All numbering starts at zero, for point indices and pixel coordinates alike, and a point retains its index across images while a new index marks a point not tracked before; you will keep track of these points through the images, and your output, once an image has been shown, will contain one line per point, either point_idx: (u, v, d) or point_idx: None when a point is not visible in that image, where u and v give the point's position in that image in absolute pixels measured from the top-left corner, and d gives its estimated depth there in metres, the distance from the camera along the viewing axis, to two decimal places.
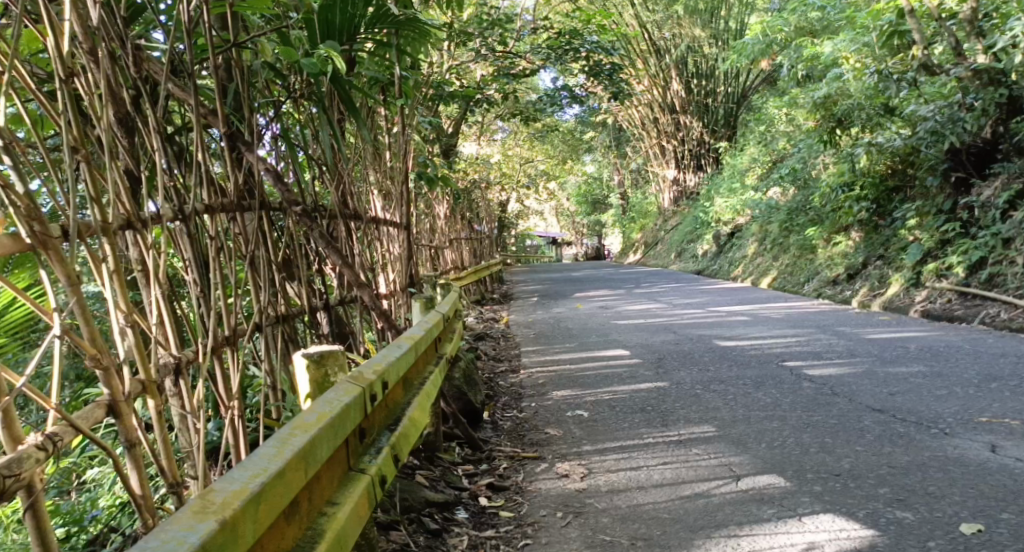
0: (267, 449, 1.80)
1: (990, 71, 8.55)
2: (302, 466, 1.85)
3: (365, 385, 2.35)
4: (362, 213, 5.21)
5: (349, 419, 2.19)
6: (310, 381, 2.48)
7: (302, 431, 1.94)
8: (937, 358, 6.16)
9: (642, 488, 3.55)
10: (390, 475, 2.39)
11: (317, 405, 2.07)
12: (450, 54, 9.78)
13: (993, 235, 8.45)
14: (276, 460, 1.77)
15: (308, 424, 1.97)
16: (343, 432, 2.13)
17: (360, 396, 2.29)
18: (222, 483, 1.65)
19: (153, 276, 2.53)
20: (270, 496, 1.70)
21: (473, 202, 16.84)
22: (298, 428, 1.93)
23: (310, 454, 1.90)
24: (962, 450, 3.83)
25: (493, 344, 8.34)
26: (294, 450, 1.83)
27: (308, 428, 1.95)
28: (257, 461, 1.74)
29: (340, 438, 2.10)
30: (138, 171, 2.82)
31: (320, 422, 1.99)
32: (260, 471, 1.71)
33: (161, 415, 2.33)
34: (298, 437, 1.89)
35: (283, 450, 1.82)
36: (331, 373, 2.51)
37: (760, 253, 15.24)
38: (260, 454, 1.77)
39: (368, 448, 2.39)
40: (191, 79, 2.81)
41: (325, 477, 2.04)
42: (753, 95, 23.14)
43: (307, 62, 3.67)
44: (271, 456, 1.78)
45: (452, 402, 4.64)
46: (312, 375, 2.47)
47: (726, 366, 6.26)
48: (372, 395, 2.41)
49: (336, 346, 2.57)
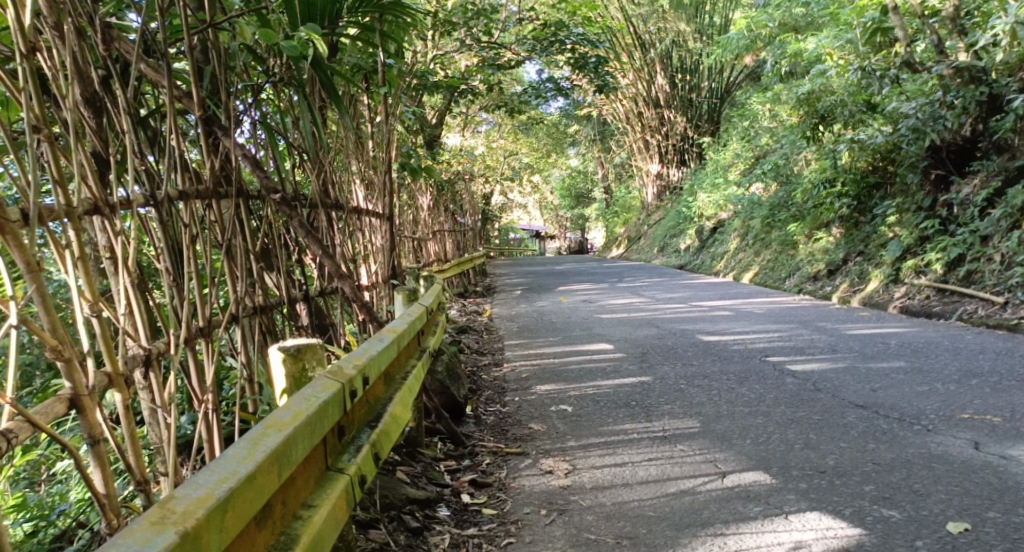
0: (236, 451, 1.72)
1: (971, 68, 8.54)
2: (274, 468, 1.78)
3: (345, 381, 2.27)
4: (343, 203, 5.13)
5: (327, 417, 2.11)
6: (287, 375, 2.40)
7: (275, 430, 1.86)
8: (917, 354, 6.15)
9: (627, 485, 3.50)
10: (370, 473, 2.31)
11: (293, 402, 2.00)
12: (435, 44, 9.71)
13: (972, 232, 8.47)
14: (246, 463, 1.69)
15: (282, 423, 1.89)
16: (321, 431, 2.05)
17: (339, 392, 2.21)
18: (185, 489, 1.57)
19: (122, 264, 2.47)
20: (238, 503, 1.63)
21: (455, 194, 16.69)
22: (271, 428, 1.85)
23: (284, 455, 1.82)
24: (945, 447, 3.81)
25: (476, 338, 8.26)
26: (265, 452, 1.76)
27: (283, 427, 1.87)
28: (225, 465, 1.66)
29: (317, 437, 2.02)
30: (107, 153, 2.76)
31: (296, 421, 1.92)
32: (227, 476, 1.63)
33: (129, 409, 2.27)
34: (270, 437, 1.81)
35: (254, 452, 1.75)
36: (308, 367, 2.44)
37: (742, 249, 15.25)
38: (229, 456, 1.69)
39: (347, 446, 2.31)
40: (164, 60, 2.75)
41: (300, 478, 1.97)
42: (737, 90, 23.20)
43: (287, 44, 3.59)
44: (241, 459, 1.70)
45: (435, 396, 4.58)
46: (289, 370, 2.39)
47: (709, 361, 6.22)
48: (352, 391, 2.33)
49: (314, 339, 2.49)
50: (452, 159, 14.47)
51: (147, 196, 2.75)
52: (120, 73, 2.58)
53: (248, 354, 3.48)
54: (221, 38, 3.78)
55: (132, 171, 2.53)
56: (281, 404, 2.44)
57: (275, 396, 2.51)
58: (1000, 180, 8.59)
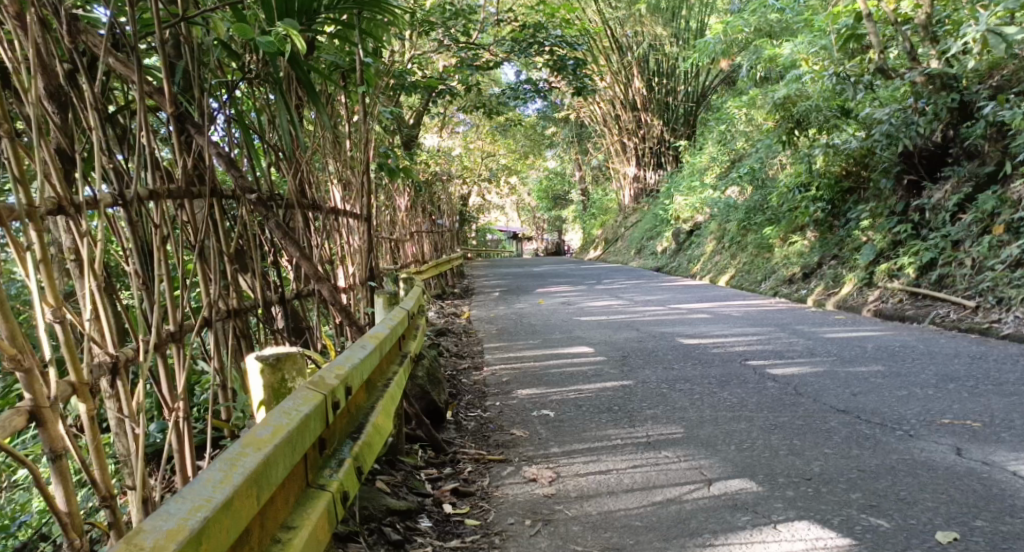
0: (212, 474, 1.64)
1: (942, 75, 8.60)
2: (253, 492, 1.69)
3: (327, 392, 2.18)
4: (321, 203, 5.03)
5: (309, 431, 2.03)
6: (265, 386, 2.31)
7: (254, 449, 1.77)
8: (894, 358, 6.15)
9: (613, 493, 3.44)
10: (353, 488, 2.23)
11: (273, 417, 1.91)
12: (411, 44, 9.60)
13: (944, 237, 8.50)
14: (222, 488, 1.61)
15: (261, 440, 1.81)
16: (302, 447, 1.97)
17: (321, 404, 2.14)
18: (155, 519, 1.48)
19: (88, 266, 2.38)
20: (214, 531, 1.54)
21: (433, 195, 16.56)
22: (249, 446, 1.77)
23: (263, 477, 1.74)
24: (929, 453, 3.78)
25: (455, 340, 8.18)
26: (243, 474, 1.67)
27: (262, 445, 1.79)
28: (201, 490, 1.58)
29: (298, 453, 1.94)
30: (73, 150, 2.67)
31: (276, 438, 1.83)
32: (202, 503, 1.54)
33: (93, 420, 2.18)
34: (249, 458, 1.73)
35: (231, 475, 1.66)
36: (288, 377, 2.34)
37: (718, 251, 15.27)
38: (203, 480, 1.60)
39: (329, 460, 2.23)
40: (134, 55, 2.69)
41: (280, 498, 1.88)
42: (712, 94, 23.33)
43: (263, 39, 3.51)
44: (217, 483, 1.61)
45: (415, 402, 4.50)
46: (267, 380, 2.30)
47: (689, 364, 6.18)
48: (334, 402, 2.25)
49: (294, 348, 2.40)
50: (430, 159, 14.35)
51: (115, 195, 2.67)
52: (88, 68, 2.51)
53: (222, 357, 3.38)
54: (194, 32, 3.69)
55: (98, 170, 2.45)
56: (258, 415, 2.34)
57: (252, 405, 2.42)
58: (971, 186, 8.65)
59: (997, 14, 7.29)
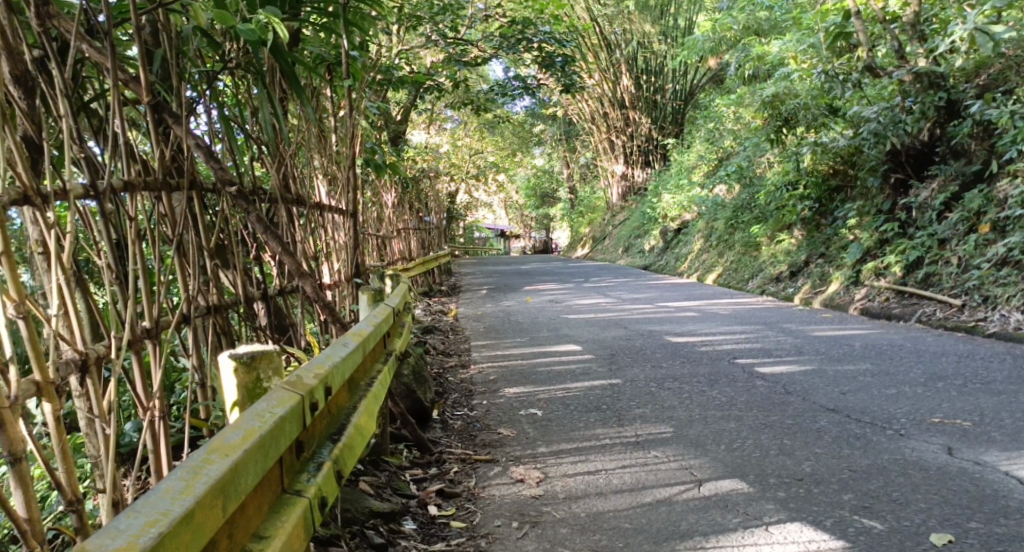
0: (171, 485, 1.55)
1: (930, 74, 8.51)
2: (217, 502, 1.61)
3: (304, 392, 2.10)
4: (304, 197, 4.95)
5: (284, 434, 1.95)
6: (238, 386, 2.21)
7: (220, 456, 1.69)
8: (882, 356, 6.11)
9: (602, 494, 3.38)
10: (332, 493, 2.15)
11: (244, 419, 1.83)
12: (399, 39, 9.50)
13: (931, 236, 8.47)
14: (182, 500, 1.52)
15: (229, 447, 1.73)
16: (276, 451, 1.89)
17: (298, 406, 2.05)
18: (103, 537, 1.39)
19: (56, 257, 2.34)
20: (171, 548, 1.45)
21: (421, 191, 16.47)
22: (215, 453, 1.69)
23: (229, 485, 1.66)
24: (919, 453, 3.73)
25: (441, 338, 8.10)
26: (206, 484, 1.59)
27: (229, 452, 1.71)
28: (158, 502, 1.49)
29: (271, 458, 1.86)
30: (39, 137, 2.65)
31: (244, 444, 1.75)
32: (157, 518, 1.46)
33: (60, 420, 2.14)
34: (214, 465, 1.65)
35: (193, 485, 1.57)
36: (263, 377, 2.25)
37: (705, 250, 15.23)
38: (161, 492, 1.52)
39: (307, 463, 2.15)
40: (109, 43, 2.68)
41: (250, 507, 1.80)
42: (700, 93, 23.35)
43: (244, 28, 3.46)
44: (177, 495, 1.53)
45: (401, 401, 4.42)
46: (241, 380, 2.20)
47: (678, 363, 6.12)
48: (312, 403, 2.17)
49: (270, 346, 2.30)
50: (417, 156, 14.29)
51: (87, 186, 2.63)
52: (56, 53, 2.50)
53: (200, 353, 3.32)
54: (172, 20, 3.63)
55: (65, 159, 2.44)
56: (231, 416, 2.24)
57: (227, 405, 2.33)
58: (957, 185, 8.64)
59: (984, 13, 7.26)
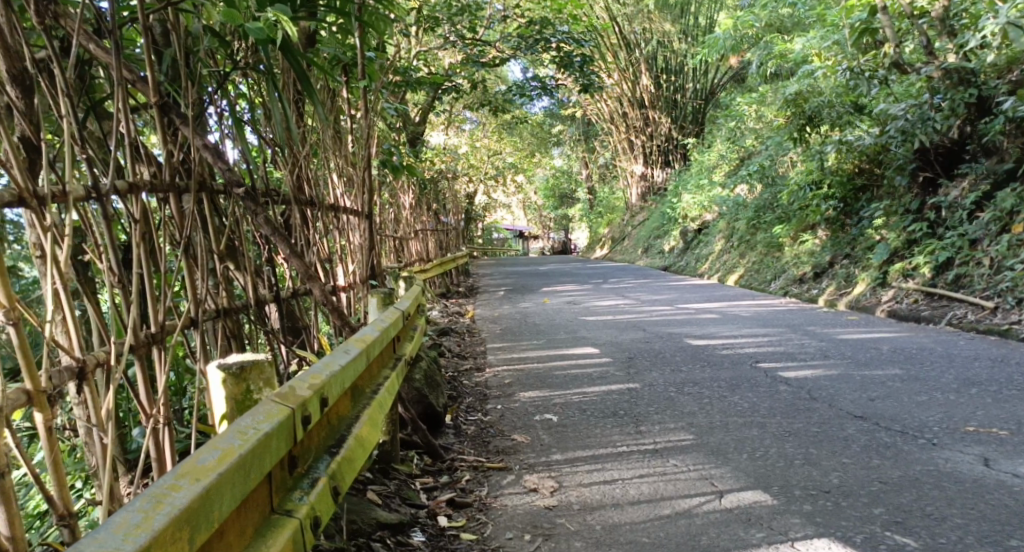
0: (128, 517, 1.42)
1: (960, 70, 8.34)
2: (181, 534, 1.48)
3: (296, 406, 1.99)
4: (318, 200, 4.85)
5: (269, 453, 1.83)
6: (227, 398, 2.11)
7: (190, 482, 1.57)
8: (912, 361, 5.93)
9: (618, 505, 3.25)
10: (327, 513, 2.04)
11: (221, 441, 1.71)
12: (416, 40, 9.43)
13: (961, 236, 8.26)
14: (138, 534, 1.39)
15: (202, 470, 1.61)
16: (259, 472, 1.77)
17: (288, 421, 1.94)
18: None
19: (53, 264, 2.23)
20: None
21: (438, 192, 16.39)
22: (185, 478, 1.56)
23: (198, 514, 1.53)
24: (954, 464, 3.56)
25: (457, 340, 7.99)
26: (168, 515, 1.46)
27: (201, 476, 1.58)
28: (108, 538, 1.36)
29: (252, 480, 1.74)
30: (37, 138, 2.54)
31: (218, 468, 1.63)
32: None
33: (53, 431, 2.03)
34: (181, 493, 1.52)
35: (152, 517, 1.44)
36: (253, 389, 2.14)
37: (727, 250, 15.03)
38: (115, 525, 1.39)
39: (301, 480, 2.04)
40: (114, 38, 2.60)
41: (228, 536, 1.68)
42: (721, 92, 23.10)
43: (253, 26, 3.36)
44: (133, 528, 1.40)
45: (411, 406, 4.32)
46: (229, 392, 2.10)
47: (698, 367, 5.98)
48: (306, 416, 2.06)
49: (262, 355, 2.19)
50: (435, 157, 14.23)
51: (88, 189, 2.52)
52: (58, 51, 2.41)
53: (209, 356, 3.24)
54: (182, 20, 3.54)
55: (66, 161, 2.34)
56: (220, 430, 2.13)
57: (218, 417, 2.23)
58: (989, 184, 8.42)
59: (1017, 6, 7.04)
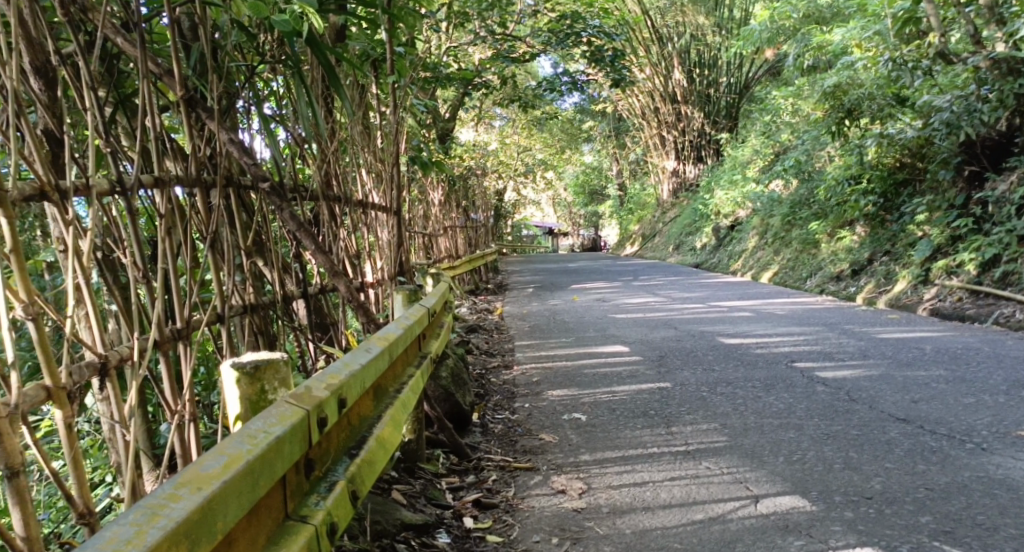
0: (120, 530, 1.33)
1: (1009, 60, 8.12)
2: (180, 545, 1.39)
3: (311, 407, 1.93)
4: (348, 196, 4.78)
5: (281, 457, 1.77)
6: (241, 398, 2.05)
7: (192, 490, 1.49)
8: (957, 361, 5.74)
9: (649, 509, 3.16)
10: (345, 518, 1.98)
11: (226, 448, 1.64)
12: (448, 36, 9.40)
13: (1008, 232, 8.04)
14: (132, 547, 1.30)
15: (205, 478, 1.53)
16: (269, 478, 1.70)
17: (303, 424, 1.88)
18: None
19: (76, 258, 2.13)
20: None
21: (468, 189, 16.36)
22: (185, 487, 1.48)
23: (198, 526, 1.45)
24: (1006, 471, 3.41)
25: (485, 337, 7.92)
26: (165, 526, 1.37)
27: (203, 485, 1.50)
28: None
29: (261, 488, 1.67)
30: (60, 132, 2.47)
31: (221, 475, 1.55)
32: None
33: (72, 428, 1.92)
34: (181, 503, 1.44)
35: (148, 529, 1.36)
36: (269, 389, 2.07)
37: (761, 247, 14.82)
38: (107, 539, 1.30)
39: (318, 484, 1.99)
40: (140, 30, 2.52)
41: (236, 545, 1.60)
42: (755, 86, 22.80)
43: (278, 19, 3.27)
44: (127, 540, 1.31)
45: (438, 404, 4.26)
46: (244, 392, 2.04)
47: (732, 366, 5.84)
48: (322, 418, 1.99)
49: (277, 354, 2.12)
50: (465, 154, 14.21)
51: (112, 183, 2.45)
52: (84, 44, 2.34)
53: (235, 352, 3.19)
54: (210, 13, 3.46)
55: (92, 155, 2.26)
56: (235, 432, 2.07)
57: (233, 416, 2.16)
58: None
59: None
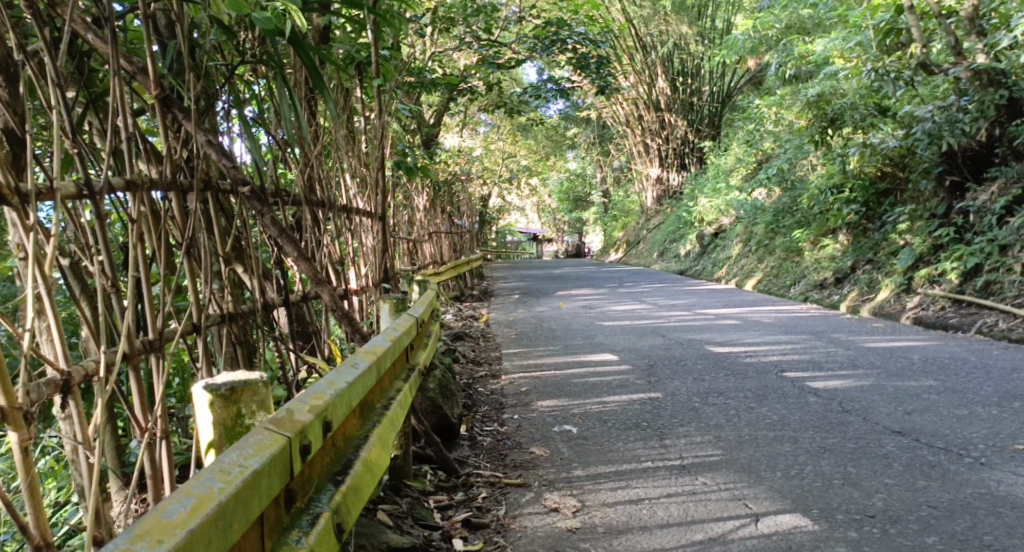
0: None
1: (990, 71, 8.10)
2: None
3: (290, 435, 1.79)
4: (331, 201, 4.63)
5: (258, 494, 1.64)
6: (215, 423, 1.91)
7: (151, 543, 1.35)
8: (946, 372, 5.67)
9: (646, 529, 3.04)
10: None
11: (193, 489, 1.50)
12: (431, 41, 9.29)
13: (989, 241, 8.01)
14: None
15: (166, 527, 1.40)
16: (242, 520, 1.57)
17: (282, 453, 1.75)
18: None
19: (39, 267, 1.98)
20: None
21: (452, 194, 16.22)
22: (144, 539, 1.35)
23: None
24: (1008, 487, 3.32)
25: (471, 345, 7.80)
26: None
27: (164, 536, 1.37)
28: None
29: (233, 532, 1.54)
30: (22, 131, 2.31)
31: (186, 522, 1.42)
32: None
33: (28, 452, 1.79)
34: None
35: None
36: (244, 412, 1.94)
37: (744, 254, 14.79)
38: None
39: (299, 517, 1.85)
40: (112, 27, 2.37)
41: None
42: (737, 95, 22.81)
43: (259, 17, 3.14)
44: None
45: (425, 417, 4.13)
46: (218, 417, 1.91)
47: (723, 376, 5.74)
48: (304, 445, 1.86)
49: (255, 375, 1.98)
50: (449, 160, 14.08)
51: (78, 187, 2.30)
52: (50, 39, 2.19)
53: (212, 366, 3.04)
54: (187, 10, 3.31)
55: (55, 157, 2.11)
56: (207, 458, 1.93)
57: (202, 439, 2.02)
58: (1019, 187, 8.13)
59: None
